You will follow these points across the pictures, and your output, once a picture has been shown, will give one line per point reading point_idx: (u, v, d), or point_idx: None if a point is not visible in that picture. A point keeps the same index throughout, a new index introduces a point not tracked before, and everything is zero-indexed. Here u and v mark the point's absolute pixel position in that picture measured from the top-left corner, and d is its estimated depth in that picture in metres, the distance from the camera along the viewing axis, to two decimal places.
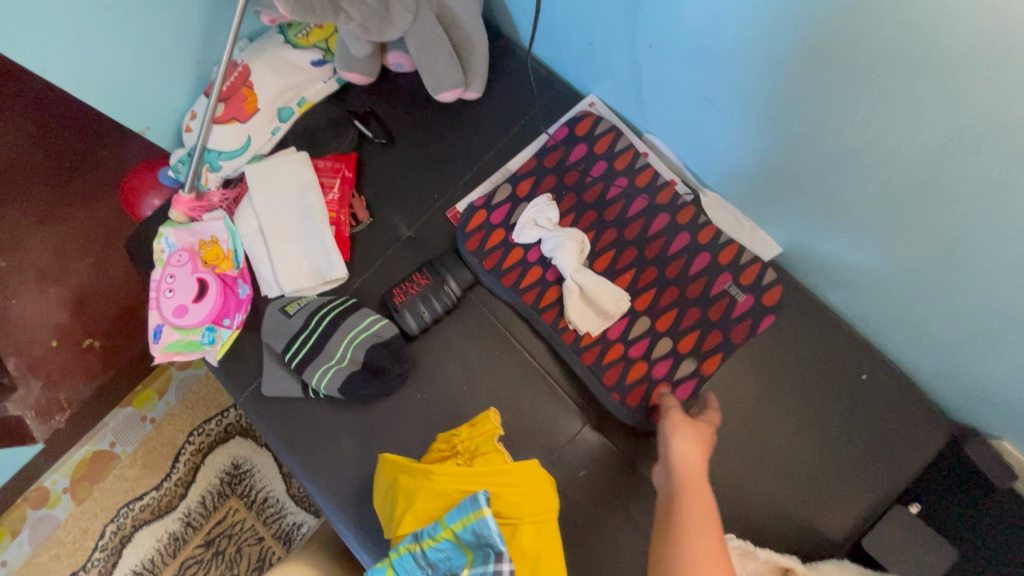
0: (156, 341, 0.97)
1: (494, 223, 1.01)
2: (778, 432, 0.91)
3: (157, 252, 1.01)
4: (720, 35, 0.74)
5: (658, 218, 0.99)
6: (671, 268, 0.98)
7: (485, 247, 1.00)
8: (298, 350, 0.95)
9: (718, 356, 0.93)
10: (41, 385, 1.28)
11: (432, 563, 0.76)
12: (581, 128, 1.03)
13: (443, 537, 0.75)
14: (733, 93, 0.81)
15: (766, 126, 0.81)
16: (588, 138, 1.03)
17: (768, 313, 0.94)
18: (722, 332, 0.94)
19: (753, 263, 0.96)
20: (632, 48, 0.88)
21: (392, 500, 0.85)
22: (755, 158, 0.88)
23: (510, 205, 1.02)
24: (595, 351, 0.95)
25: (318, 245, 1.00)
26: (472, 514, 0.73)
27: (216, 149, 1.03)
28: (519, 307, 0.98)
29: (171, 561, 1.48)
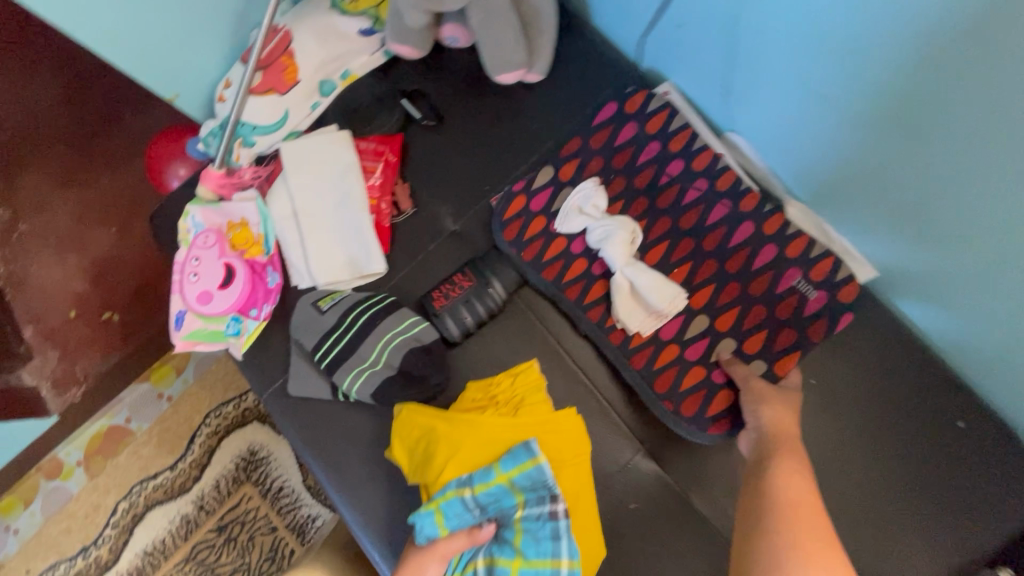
0: (177, 328, 0.90)
1: (533, 210, 0.91)
2: (854, 477, 0.82)
3: (183, 233, 0.93)
4: (857, 20, 0.62)
5: (743, 227, 0.88)
6: (755, 285, 0.87)
7: (524, 237, 0.90)
8: (329, 350, 0.87)
9: (794, 358, 0.85)
10: (57, 356, 1.19)
11: (482, 506, 0.76)
12: (631, 106, 0.93)
13: (498, 482, 0.75)
14: (854, 92, 0.69)
15: (886, 134, 0.70)
16: (639, 116, 0.92)
17: (845, 312, 0.85)
18: (795, 330, 0.85)
19: (827, 255, 0.86)
20: (733, 31, 0.76)
21: (427, 448, 0.81)
22: (865, 170, 0.76)
23: (551, 191, 0.92)
24: (647, 354, 0.86)
25: (355, 234, 0.91)
26: (528, 461, 0.75)
27: (250, 123, 0.95)
28: (563, 304, 0.89)
29: (182, 544, 1.44)
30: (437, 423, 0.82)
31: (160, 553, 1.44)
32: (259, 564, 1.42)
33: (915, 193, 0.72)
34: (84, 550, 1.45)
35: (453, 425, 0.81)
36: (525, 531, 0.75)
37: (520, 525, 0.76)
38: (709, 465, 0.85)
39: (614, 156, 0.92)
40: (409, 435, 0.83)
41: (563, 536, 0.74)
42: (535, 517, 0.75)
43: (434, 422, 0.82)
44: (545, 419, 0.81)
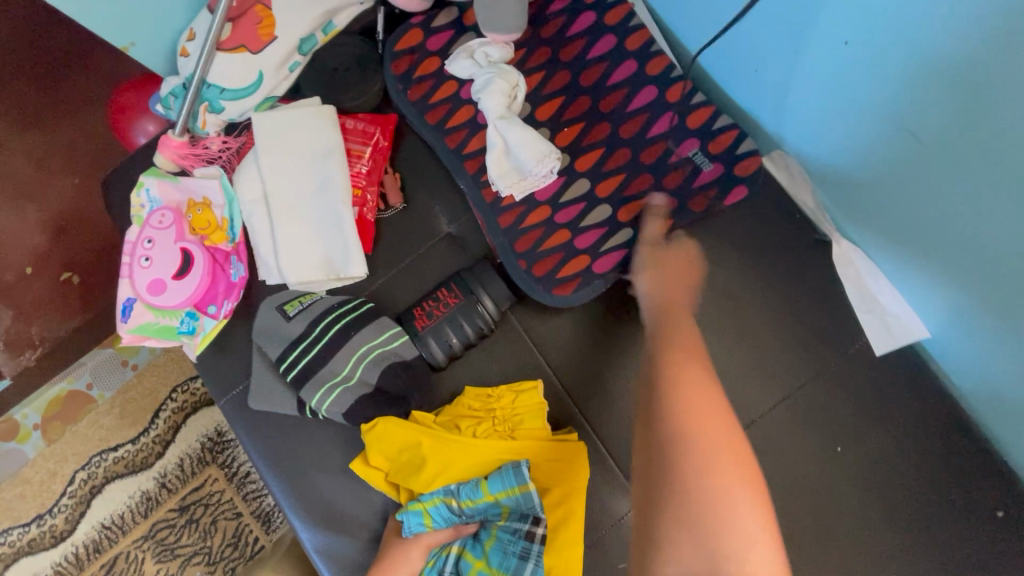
0: (123, 320, 0.78)
1: (429, 49, 0.82)
2: (880, 564, 0.72)
3: (135, 207, 0.80)
4: (983, 48, 0.47)
5: (686, 142, 0.76)
6: (697, 201, 0.75)
7: (413, 73, 0.81)
8: (296, 360, 0.76)
9: (660, 230, 0.74)
10: (12, 315, 1.04)
11: (467, 512, 0.71)
12: (631, 41, 0.78)
13: (483, 501, 0.70)
14: (965, 138, 0.54)
15: (995, 197, 0.54)
16: (640, 54, 0.78)
17: (740, 183, 0.76)
18: (677, 202, 0.75)
19: (730, 127, 0.76)
20: (808, 37, 0.61)
21: (409, 464, 0.72)
22: (954, 234, 0.61)
23: (452, 34, 0.82)
24: (516, 213, 0.77)
25: (335, 229, 0.79)
26: (515, 487, 0.68)
27: (218, 85, 0.79)
28: (438, 149, 0.80)
29: (141, 521, 1.38)
30: (422, 435, 0.72)
31: (117, 528, 1.38)
32: (221, 549, 1.37)
33: (998, 268, 0.59)
34: (38, 518, 1.39)
35: (439, 439, 0.72)
36: (498, 538, 0.70)
37: (496, 531, 0.70)
38: None
39: (637, 154, 0.77)
40: (389, 448, 0.73)
41: (533, 557, 0.67)
42: (511, 529, 0.70)
43: (419, 436, 0.72)
44: (541, 434, 0.72)
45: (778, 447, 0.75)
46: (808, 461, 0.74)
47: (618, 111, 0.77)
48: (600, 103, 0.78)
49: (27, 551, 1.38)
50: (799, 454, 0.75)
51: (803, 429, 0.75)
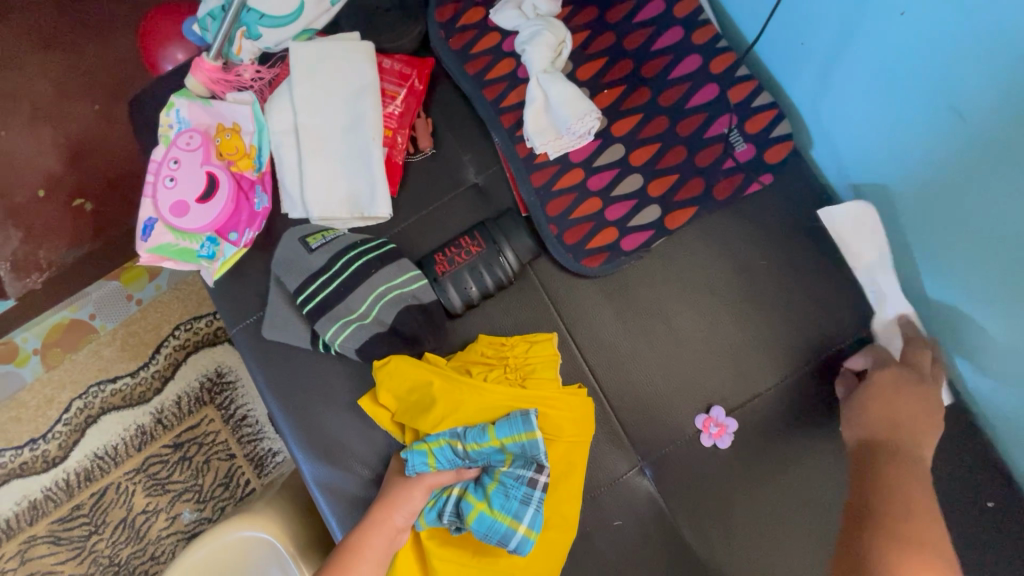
0: (143, 238, 0.78)
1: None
2: None
3: (163, 127, 0.81)
4: None
5: (723, 117, 0.76)
6: (721, 188, 0.75)
7: (456, 23, 0.81)
8: (315, 294, 0.77)
9: (688, 212, 0.76)
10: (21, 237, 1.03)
11: (471, 456, 0.71)
12: (682, 8, 0.77)
13: (489, 446, 0.70)
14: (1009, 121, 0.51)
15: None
16: (688, 21, 0.77)
17: (766, 173, 0.75)
18: (704, 183, 0.75)
19: (770, 106, 0.75)
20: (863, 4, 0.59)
21: (420, 404, 0.72)
22: (981, 228, 0.60)
23: None
24: (549, 172, 0.77)
25: (363, 167, 0.78)
26: (521, 434, 0.69)
27: (258, 11, 0.80)
28: (476, 102, 0.80)
29: (134, 454, 1.39)
30: (434, 377, 0.73)
31: (110, 459, 1.39)
32: (212, 489, 1.38)
33: (1009, 260, 0.58)
34: (32, 442, 1.40)
35: (450, 382, 0.72)
36: (500, 482, 0.70)
37: (499, 475, 0.70)
38: (710, 496, 0.76)
39: (674, 123, 0.76)
40: (398, 387, 0.73)
41: (534, 503, 0.68)
42: (515, 475, 0.70)
43: (431, 377, 0.72)
44: (552, 386, 0.72)
45: (780, 422, 0.76)
46: (807, 440, 0.76)
47: (660, 77, 0.77)
48: (642, 68, 0.77)
49: (18, 474, 1.39)
50: (800, 432, 0.76)
51: (807, 408, 0.76)
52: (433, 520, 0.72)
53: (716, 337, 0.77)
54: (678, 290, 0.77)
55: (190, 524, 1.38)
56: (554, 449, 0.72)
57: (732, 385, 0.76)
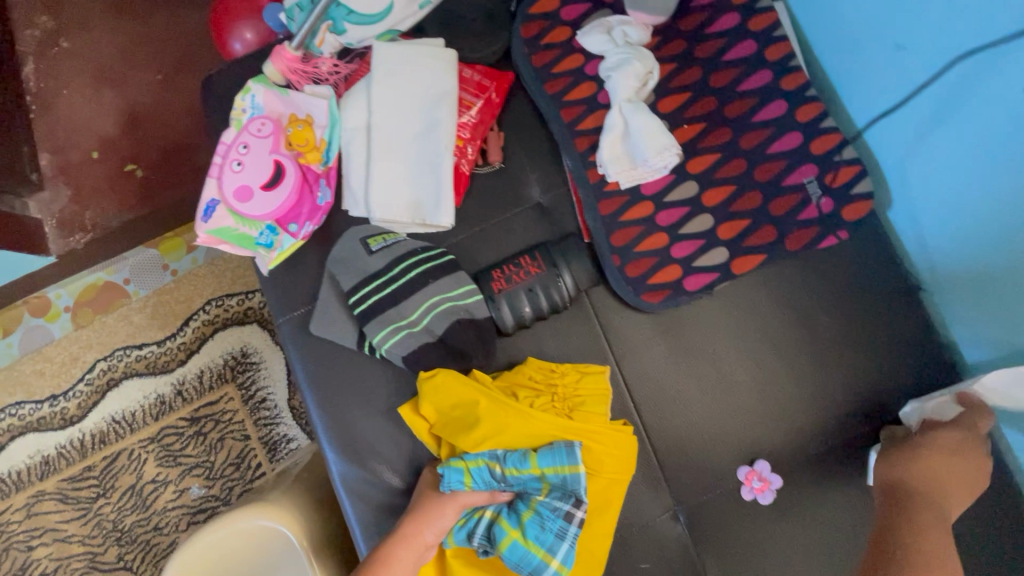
0: (205, 219, 0.79)
1: (561, 18, 0.80)
2: None
3: (237, 110, 0.81)
4: None
5: (802, 167, 0.74)
6: (794, 238, 0.73)
7: (541, 40, 0.80)
8: (368, 296, 0.76)
9: (756, 258, 0.74)
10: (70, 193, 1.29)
11: (508, 481, 0.69)
12: (773, 52, 0.76)
13: (530, 474, 0.68)
14: None
15: None
16: (778, 66, 0.76)
17: (841, 230, 0.73)
18: (776, 232, 0.74)
19: (853, 163, 0.73)
20: (985, 71, 0.58)
21: (462, 422, 0.71)
22: None
23: (588, 8, 0.80)
24: (618, 202, 0.76)
25: (430, 174, 0.78)
26: (564, 467, 0.67)
27: (347, 7, 0.79)
28: (552, 122, 0.79)
29: (150, 423, 1.39)
30: (479, 396, 0.71)
31: (126, 424, 1.39)
32: (223, 467, 1.38)
33: None
34: (52, 398, 1.41)
35: (496, 403, 0.70)
36: (536, 512, 0.68)
37: (535, 504, 0.68)
38: (741, 551, 0.73)
39: (752, 167, 0.75)
40: (442, 401, 0.72)
41: (569, 539, 0.66)
42: (551, 506, 0.68)
43: (478, 396, 0.71)
44: (599, 420, 0.71)
45: (824, 486, 0.74)
46: (848, 504, 0.73)
47: (744, 119, 0.76)
48: (726, 108, 0.76)
49: (35, 428, 1.40)
50: (843, 498, 0.73)
51: (854, 475, 0.74)
52: (462, 540, 0.70)
53: (770, 388, 0.75)
54: (735, 337, 0.76)
55: (197, 500, 1.37)
56: (592, 485, 0.70)
57: (779, 438, 0.74)
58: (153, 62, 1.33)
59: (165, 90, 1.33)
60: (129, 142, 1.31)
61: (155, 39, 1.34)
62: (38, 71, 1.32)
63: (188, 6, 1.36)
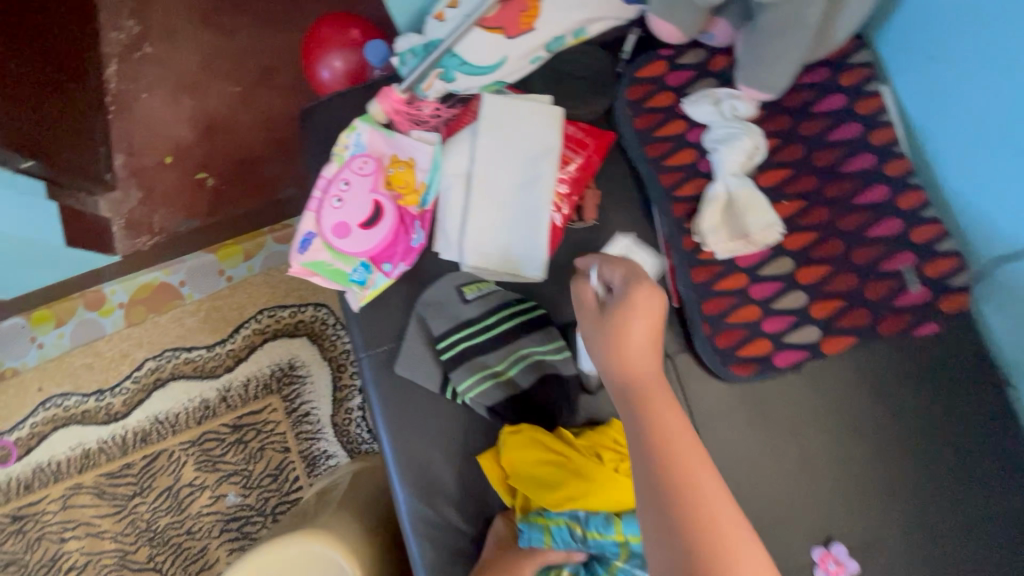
0: (301, 251, 0.80)
1: (667, 83, 0.81)
2: None
3: (340, 146, 0.83)
4: None
5: (901, 253, 0.74)
6: (887, 323, 0.74)
7: (646, 103, 0.81)
8: (458, 342, 0.78)
9: (848, 340, 0.74)
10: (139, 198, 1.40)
11: (588, 543, 0.69)
12: (878, 136, 0.77)
13: (613, 540, 0.68)
14: None
15: None
16: (882, 151, 0.77)
17: (935, 320, 0.73)
18: (870, 316, 0.74)
19: (952, 254, 0.73)
20: None
21: (548, 481, 0.71)
22: None
23: (693, 75, 0.82)
24: (712, 271, 0.77)
25: (527, 227, 0.79)
26: None
27: (460, 57, 0.81)
28: (651, 185, 0.80)
29: (193, 427, 1.40)
30: (567, 456, 0.72)
31: (169, 425, 1.40)
32: (260, 477, 1.38)
33: None
34: (98, 393, 1.42)
35: (583, 465, 0.71)
36: None
37: (614, 569, 0.69)
38: None
39: (850, 248, 0.75)
40: (526, 456, 0.72)
41: None
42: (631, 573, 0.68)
43: (565, 456, 0.72)
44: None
45: None
46: None
47: (844, 200, 0.76)
48: (826, 187, 0.77)
49: (78, 420, 1.41)
50: None
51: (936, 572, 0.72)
52: None
53: (850, 470, 0.75)
54: (818, 415, 0.76)
55: (232, 507, 1.38)
56: None
57: (859, 524, 0.73)
58: (234, 76, 1.41)
59: (242, 103, 1.40)
60: (204, 151, 1.40)
61: (239, 57, 1.42)
62: (120, 74, 1.42)
63: (271, 26, 1.43)
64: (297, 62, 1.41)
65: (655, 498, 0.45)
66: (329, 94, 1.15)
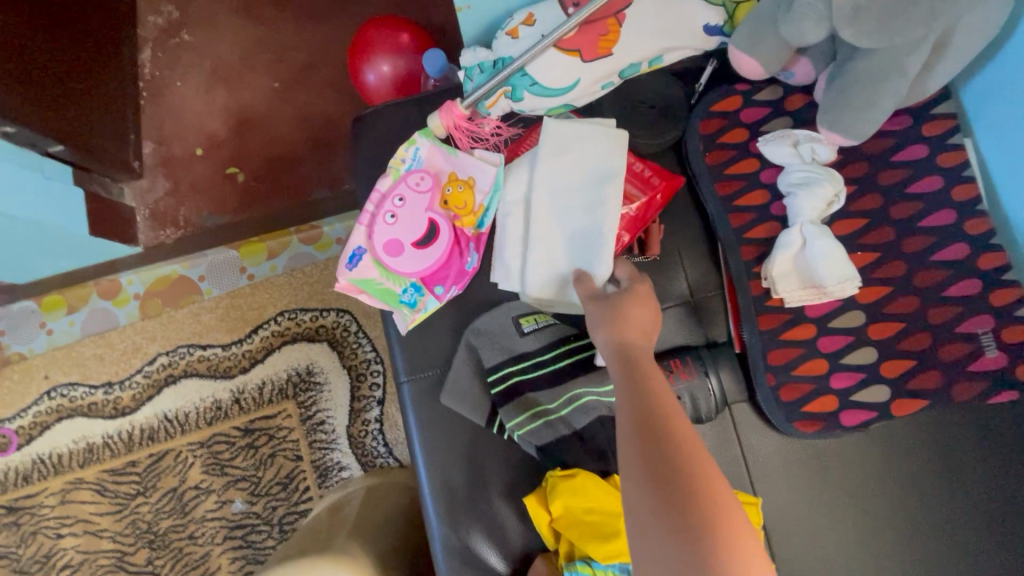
0: (348, 268, 0.77)
1: (741, 120, 0.78)
2: None
3: (397, 159, 0.80)
4: None
5: (978, 316, 0.71)
6: (960, 389, 0.71)
7: (718, 138, 0.78)
8: (510, 376, 0.75)
9: (919, 403, 0.71)
10: (167, 188, 1.38)
11: None
12: (960, 192, 0.74)
13: None
14: None
15: None
16: (964, 207, 0.73)
17: (1013, 388, 0.70)
18: (943, 379, 0.71)
19: None
20: None
21: (602, 531, 0.68)
22: None
23: (769, 113, 0.78)
24: (779, 320, 0.74)
25: (592, 253, 0.73)
26: None
27: (531, 76, 0.78)
28: (719, 226, 0.77)
29: (202, 427, 1.35)
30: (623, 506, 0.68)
31: (178, 424, 1.36)
32: (269, 485, 1.34)
33: None
34: (107, 385, 1.38)
35: None
36: None
37: None
38: None
39: (925, 307, 0.72)
40: (579, 503, 0.69)
41: None
42: None
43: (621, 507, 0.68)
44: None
45: None
46: None
47: (922, 255, 0.73)
48: (903, 241, 0.74)
49: (84, 412, 1.37)
50: None
51: None
52: None
53: (911, 538, 0.72)
54: (875, 476, 0.73)
55: (238, 514, 1.33)
56: None
57: None
58: (273, 70, 1.39)
59: (279, 99, 1.38)
60: (237, 146, 1.38)
61: (279, 53, 1.40)
62: (155, 59, 1.40)
63: (314, 22, 1.40)
64: (338, 63, 1.38)
65: (656, 470, 0.49)
66: (373, 98, 1.11)
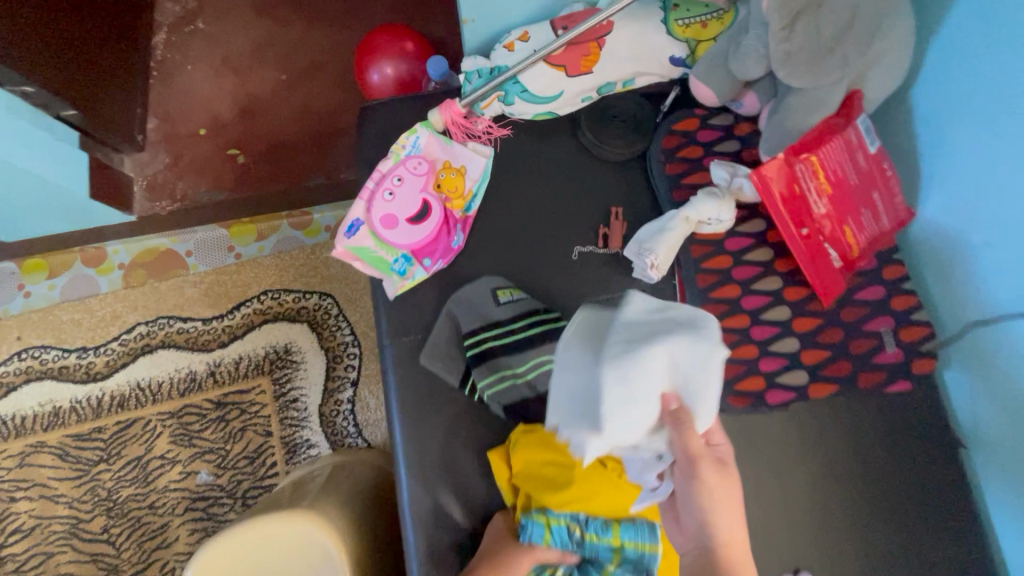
0: (347, 236, 0.88)
1: (698, 138, 0.91)
2: None
3: (398, 145, 0.91)
4: None
5: (881, 316, 0.85)
6: (866, 376, 0.83)
7: (678, 152, 0.90)
8: (485, 340, 0.84)
9: (832, 388, 0.83)
10: (167, 164, 1.44)
11: (584, 545, 0.74)
12: None
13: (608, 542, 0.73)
14: None
15: None
16: None
17: (906, 378, 0.83)
18: (851, 368, 0.84)
19: (926, 324, 0.84)
20: None
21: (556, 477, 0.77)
22: None
23: (721, 134, 0.91)
24: (719, 309, 0.85)
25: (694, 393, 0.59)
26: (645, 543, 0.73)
27: (522, 84, 0.90)
28: None
29: (174, 398, 1.37)
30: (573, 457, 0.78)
31: (149, 393, 1.37)
32: (236, 459, 1.36)
33: None
34: (81, 350, 1.39)
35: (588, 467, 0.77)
36: None
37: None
38: None
39: (840, 307, 0.85)
40: (536, 454, 0.78)
41: None
42: None
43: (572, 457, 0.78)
44: None
45: None
46: None
47: None
48: None
49: (54, 376, 1.37)
50: None
51: None
52: None
53: (821, 505, 0.83)
54: (795, 449, 0.85)
55: (201, 486, 1.35)
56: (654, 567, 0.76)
57: (823, 555, 0.81)
58: (281, 64, 1.49)
59: (285, 90, 1.48)
60: (239, 130, 1.46)
61: (288, 50, 1.49)
62: (168, 43, 1.48)
63: (324, 24, 1.51)
64: (344, 63, 1.49)
65: None
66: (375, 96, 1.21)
